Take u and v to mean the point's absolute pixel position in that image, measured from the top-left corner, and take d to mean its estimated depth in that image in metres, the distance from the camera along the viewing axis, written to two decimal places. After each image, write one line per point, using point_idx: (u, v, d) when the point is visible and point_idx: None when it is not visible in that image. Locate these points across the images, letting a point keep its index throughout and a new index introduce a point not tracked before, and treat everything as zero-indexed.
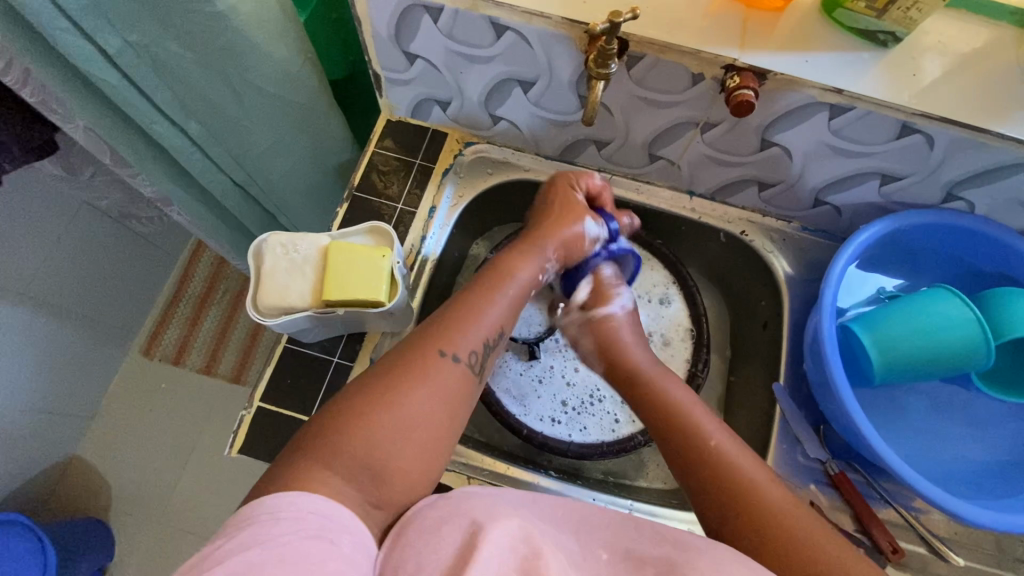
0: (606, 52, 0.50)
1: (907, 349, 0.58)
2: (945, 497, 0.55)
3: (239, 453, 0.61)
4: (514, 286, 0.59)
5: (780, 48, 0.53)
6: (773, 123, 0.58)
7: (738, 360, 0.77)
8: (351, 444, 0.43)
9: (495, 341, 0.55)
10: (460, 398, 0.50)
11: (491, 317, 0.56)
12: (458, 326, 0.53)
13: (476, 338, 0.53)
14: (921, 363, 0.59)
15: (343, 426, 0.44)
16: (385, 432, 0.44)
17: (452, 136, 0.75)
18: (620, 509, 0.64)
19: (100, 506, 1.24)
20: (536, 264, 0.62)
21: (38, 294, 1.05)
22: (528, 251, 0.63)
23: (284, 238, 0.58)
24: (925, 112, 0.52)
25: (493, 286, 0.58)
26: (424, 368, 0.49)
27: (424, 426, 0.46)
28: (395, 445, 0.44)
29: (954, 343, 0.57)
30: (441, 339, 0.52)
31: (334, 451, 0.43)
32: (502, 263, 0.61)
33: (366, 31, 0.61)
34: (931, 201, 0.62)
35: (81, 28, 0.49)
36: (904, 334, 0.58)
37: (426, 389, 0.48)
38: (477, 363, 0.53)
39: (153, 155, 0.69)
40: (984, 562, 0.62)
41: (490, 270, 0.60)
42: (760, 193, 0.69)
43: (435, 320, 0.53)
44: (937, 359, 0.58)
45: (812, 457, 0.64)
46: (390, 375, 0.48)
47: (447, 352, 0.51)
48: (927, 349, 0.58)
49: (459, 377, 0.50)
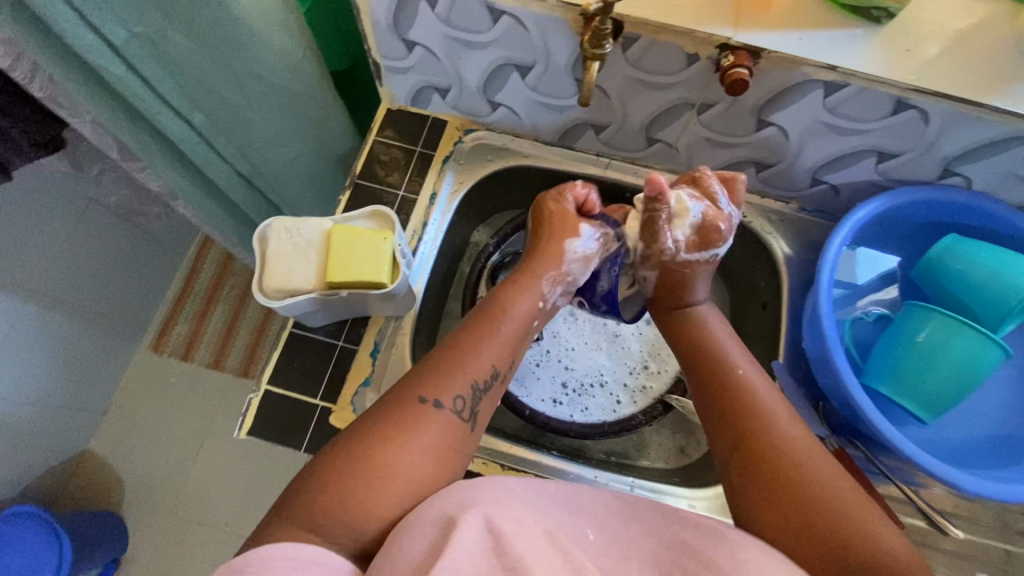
0: (600, 32, 0.51)
1: (934, 387, 0.58)
2: (946, 469, 0.55)
3: (248, 435, 0.63)
4: (508, 322, 0.58)
5: (775, 27, 0.53)
6: (768, 103, 0.58)
7: (738, 340, 0.78)
8: (328, 504, 0.44)
9: (487, 384, 0.54)
10: (451, 446, 0.49)
11: (481, 360, 0.54)
12: (446, 372, 0.52)
13: (464, 385, 0.52)
14: (954, 391, 0.58)
15: (322, 480, 0.45)
16: (367, 484, 0.45)
17: (452, 123, 0.76)
18: (622, 486, 0.64)
19: (114, 498, 1.26)
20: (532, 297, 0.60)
21: (50, 290, 1.07)
22: (522, 284, 0.61)
23: (287, 222, 0.59)
24: (919, 87, 0.52)
25: (486, 327, 0.57)
26: (407, 420, 0.49)
27: (411, 483, 0.46)
28: (377, 498, 0.44)
29: (968, 354, 0.57)
30: (425, 385, 0.51)
31: (309, 509, 0.43)
32: (498, 299, 0.60)
33: (365, 20, 0.62)
34: (928, 177, 0.63)
35: (87, 19, 0.50)
36: (922, 371, 0.58)
37: (410, 440, 0.48)
38: (467, 410, 0.52)
39: (160, 148, 0.70)
40: (983, 534, 0.62)
41: (484, 310, 0.59)
42: (758, 174, 0.70)
43: (424, 369, 0.52)
44: (970, 378, 0.57)
45: (811, 434, 0.65)
46: (373, 429, 0.48)
47: (429, 400, 0.50)
48: (948, 376, 0.57)
49: (444, 423, 0.50)
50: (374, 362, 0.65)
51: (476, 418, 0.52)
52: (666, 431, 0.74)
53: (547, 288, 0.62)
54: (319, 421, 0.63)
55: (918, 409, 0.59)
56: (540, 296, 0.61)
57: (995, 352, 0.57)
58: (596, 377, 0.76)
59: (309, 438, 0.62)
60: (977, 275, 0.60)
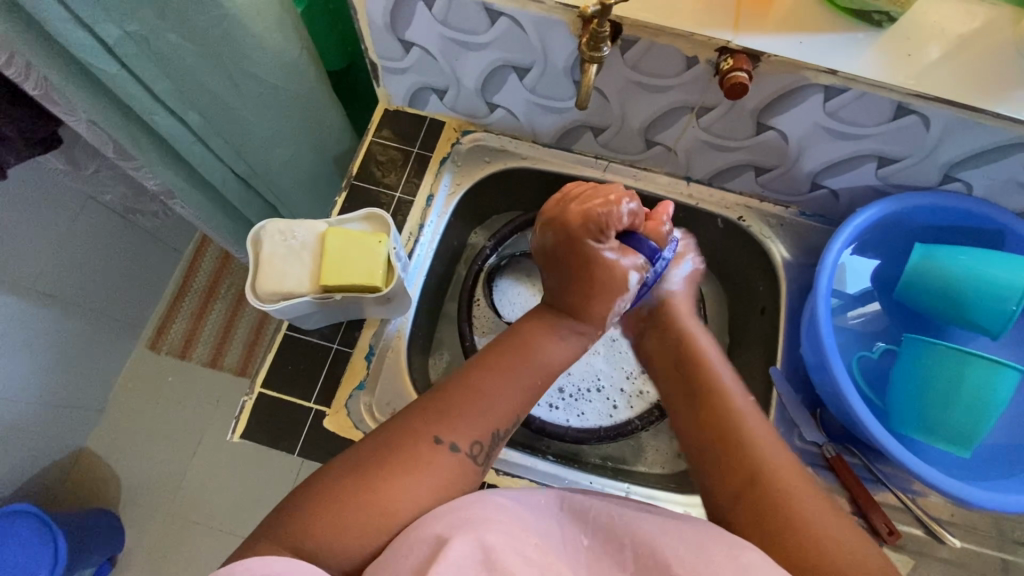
0: (598, 35, 0.50)
1: (953, 418, 0.55)
2: (948, 483, 0.54)
3: (241, 438, 0.62)
4: (536, 366, 0.54)
5: (774, 30, 0.52)
6: (768, 107, 0.58)
7: (736, 345, 0.78)
8: (320, 528, 0.42)
9: (506, 431, 0.52)
10: (457, 490, 0.47)
11: (502, 405, 0.51)
12: (466, 416, 0.49)
13: (484, 430, 0.49)
14: (981, 422, 0.55)
15: (320, 503, 0.44)
16: (364, 512, 0.43)
17: (449, 124, 0.75)
18: (617, 492, 0.64)
19: (110, 497, 1.26)
20: (565, 346, 0.56)
21: (46, 288, 1.06)
22: (553, 323, 0.57)
23: (282, 224, 0.58)
24: (920, 92, 0.51)
25: (509, 366, 0.53)
26: (417, 458, 0.46)
27: (411, 522, 0.44)
28: (373, 528, 0.43)
29: (983, 384, 0.54)
30: (443, 424, 0.48)
31: (304, 530, 0.42)
32: (528, 336, 0.56)
33: (361, 20, 0.62)
34: (928, 183, 0.62)
35: (80, 19, 0.49)
36: (945, 412, 0.56)
37: (415, 478, 0.46)
38: (482, 454, 0.49)
39: (155, 148, 0.69)
40: (981, 544, 0.61)
41: (509, 346, 0.55)
42: (757, 178, 0.69)
43: (441, 405, 0.49)
44: (992, 402, 0.54)
45: (809, 441, 0.65)
46: (379, 462, 0.46)
47: (444, 441, 0.48)
48: (968, 408, 0.54)
49: (457, 466, 0.48)
50: (369, 365, 0.65)
51: (489, 459, 0.50)
52: (663, 436, 0.74)
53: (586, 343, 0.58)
54: (312, 425, 0.62)
55: (952, 447, 0.57)
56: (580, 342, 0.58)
57: (1011, 374, 0.53)
58: (591, 381, 0.75)
59: (302, 441, 0.62)
60: (969, 282, 0.59)
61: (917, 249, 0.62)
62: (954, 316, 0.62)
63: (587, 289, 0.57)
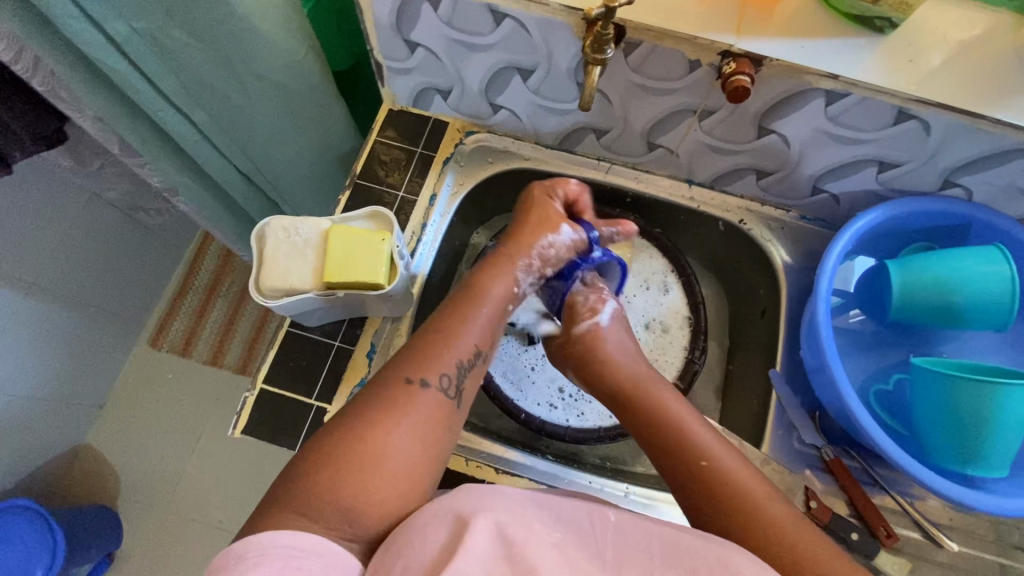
0: (602, 37, 0.51)
1: (978, 440, 0.54)
2: (955, 490, 0.55)
3: (242, 434, 0.63)
4: (488, 305, 0.57)
5: (777, 35, 0.53)
6: (770, 111, 0.58)
7: (736, 348, 0.78)
8: (320, 491, 0.42)
9: (471, 363, 0.53)
10: (439, 425, 0.48)
11: (464, 338, 0.54)
12: (431, 348, 0.52)
13: (449, 360, 0.51)
14: (1002, 439, 0.54)
15: (316, 465, 0.43)
16: (359, 463, 0.43)
17: (453, 125, 0.76)
18: (616, 493, 0.64)
19: (109, 493, 1.26)
20: (511, 281, 0.60)
21: (49, 284, 1.07)
22: (503, 268, 0.60)
23: (286, 221, 0.59)
24: (920, 98, 0.52)
25: (467, 306, 0.56)
26: (393, 401, 0.47)
27: (405, 472, 0.44)
28: (371, 480, 0.43)
29: (991, 407, 0.52)
30: (411, 364, 0.50)
31: (308, 493, 0.42)
32: (475, 281, 0.59)
33: (368, 20, 0.62)
34: (929, 188, 0.63)
35: (89, 16, 0.50)
36: (972, 442, 0.55)
37: (400, 419, 0.46)
38: (454, 388, 0.51)
39: (161, 145, 0.70)
40: (980, 548, 0.61)
41: (462, 294, 0.57)
42: (759, 182, 0.69)
43: (411, 347, 0.52)
44: (1007, 419, 0.53)
45: (808, 444, 0.65)
46: (361, 412, 0.46)
47: (415, 379, 0.49)
48: (990, 432, 0.53)
49: (433, 401, 0.49)
50: (370, 363, 0.65)
51: (462, 396, 0.51)
52: None
53: (524, 280, 0.61)
54: (313, 421, 0.63)
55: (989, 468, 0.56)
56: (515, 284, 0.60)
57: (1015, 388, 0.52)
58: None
59: (303, 437, 0.62)
60: (952, 285, 0.59)
61: (892, 268, 0.62)
62: (950, 322, 0.61)
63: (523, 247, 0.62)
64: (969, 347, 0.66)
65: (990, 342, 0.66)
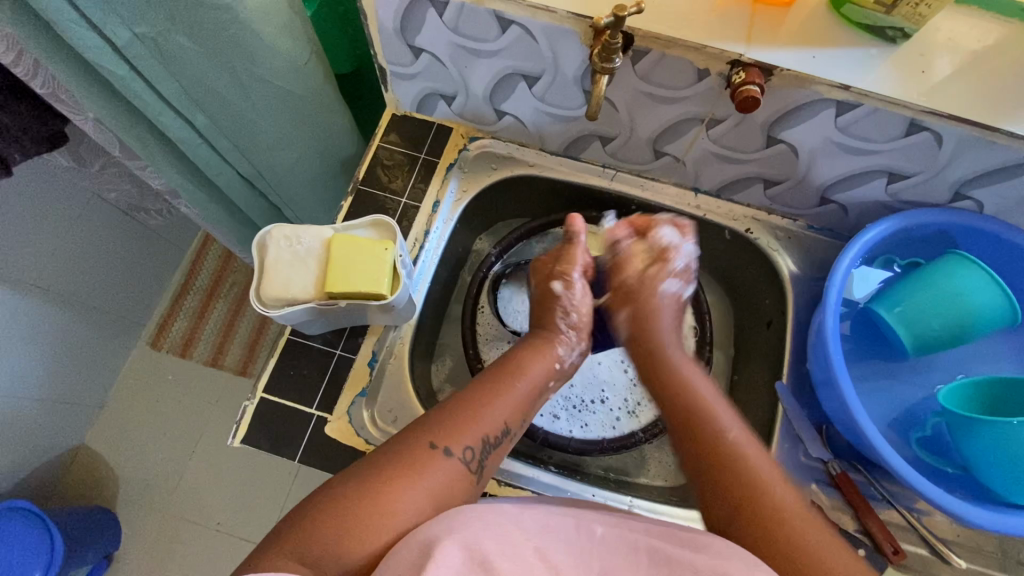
0: (610, 47, 0.50)
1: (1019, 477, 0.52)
2: (975, 512, 0.54)
3: (242, 443, 0.62)
4: (524, 383, 0.56)
5: (787, 44, 0.52)
6: (780, 119, 0.58)
7: (741, 358, 0.77)
8: (318, 532, 0.41)
9: (498, 440, 0.52)
10: (453, 497, 0.47)
11: (494, 415, 0.52)
12: (460, 423, 0.50)
13: (476, 436, 0.50)
14: None
15: (318, 513, 0.42)
16: (367, 512, 0.42)
17: (457, 131, 0.75)
18: (620, 506, 0.64)
19: (108, 494, 1.26)
20: (548, 359, 0.59)
21: (48, 284, 1.06)
22: (541, 345, 0.60)
23: (288, 230, 0.58)
24: (933, 110, 0.51)
25: (502, 381, 0.55)
26: (413, 464, 0.46)
27: (407, 527, 0.43)
28: (373, 531, 0.42)
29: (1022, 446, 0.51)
30: (438, 431, 0.49)
31: (307, 540, 0.41)
32: (512, 357, 0.58)
33: (371, 25, 0.61)
34: (939, 200, 0.62)
35: (90, 20, 0.49)
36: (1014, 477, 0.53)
37: (414, 484, 0.45)
38: (475, 463, 0.49)
39: (161, 148, 0.69)
40: (986, 565, 0.61)
41: (500, 367, 0.57)
42: (766, 191, 0.69)
43: (442, 419, 0.50)
44: None
45: (813, 457, 0.64)
46: (375, 473, 0.45)
47: (439, 447, 0.48)
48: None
49: (452, 473, 0.47)
50: (371, 372, 0.65)
51: (483, 471, 0.50)
52: (667, 449, 0.73)
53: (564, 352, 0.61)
54: (314, 431, 0.62)
55: None
56: (556, 355, 0.60)
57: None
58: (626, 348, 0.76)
59: (304, 448, 0.61)
60: (959, 317, 0.58)
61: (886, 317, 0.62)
62: (964, 335, 0.59)
63: (548, 318, 0.63)
64: (976, 359, 0.66)
65: (997, 355, 0.65)
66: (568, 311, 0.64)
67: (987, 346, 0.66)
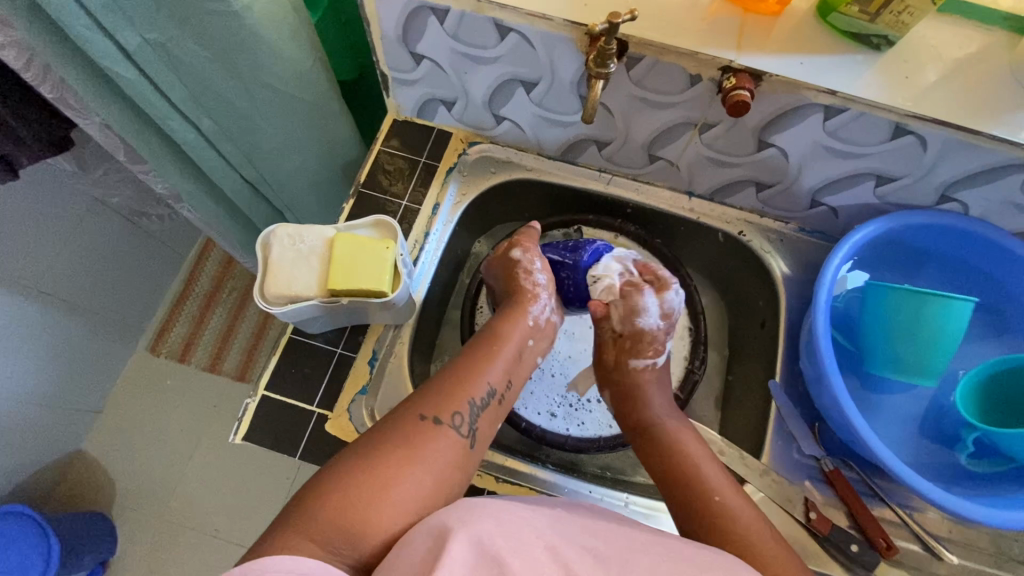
0: (605, 52, 0.52)
1: None
2: (973, 508, 0.55)
3: (244, 439, 0.63)
4: (509, 346, 0.60)
5: (776, 51, 0.54)
6: (771, 124, 0.59)
7: (736, 358, 0.79)
8: (326, 513, 0.42)
9: (485, 402, 0.55)
10: (454, 467, 0.49)
11: (480, 382, 0.55)
12: (449, 394, 0.53)
13: (463, 403, 0.53)
14: None
15: (323, 496, 0.44)
16: (369, 492, 0.44)
17: (457, 136, 0.77)
18: (616, 503, 0.65)
19: (104, 500, 1.26)
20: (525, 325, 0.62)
21: (49, 288, 1.07)
22: (513, 313, 0.62)
23: (291, 229, 0.59)
24: (918, 114, 0.53)
25: (488, 349, 0.58)
26: (411, 438, 0.48)
27: (411, 502, 0.45)
28: (377, 509, 0.43)
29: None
30: (428, 403, 0.51)
31: (312, 520, 0.42)
32: (500, 324, 0.61)
33: (374, 32, 0.63)
34: (926, 202, 0.63)
35: (101, 26, 0.51)
36: None
37: (411, 458, 0.47)
38: (467, 428, 0.52)
39: (166, 152, 0.70)
40: (981, 561, 0.62)
41: (483, 338, 0.60)
42: (758, 194, 0.70)
43: (424, 391, 0.53)
44: None
45: (807, 454, 0.66)
46: (377, 450, 0.47)
47: (431, 418, 0.50)
48: None
49: (449, 443, 0.50)
50: (371, 370, 0.66)
51: (477, 436, 0.52)
52: None
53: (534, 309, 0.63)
54: (315, 429, 0.63)
55: None
56: (528, 317, 0.62)
57: None
58: None
59: (305, 445, 0.62)
60: (940, 342, 0.59)
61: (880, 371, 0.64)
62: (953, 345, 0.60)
63: (514, 284, 0.66)
64: (965, 359, 0.67)
65: (984, 354, 0.67)
66: (529, 271, 0.66)
67: (975, 344, 0.68)
